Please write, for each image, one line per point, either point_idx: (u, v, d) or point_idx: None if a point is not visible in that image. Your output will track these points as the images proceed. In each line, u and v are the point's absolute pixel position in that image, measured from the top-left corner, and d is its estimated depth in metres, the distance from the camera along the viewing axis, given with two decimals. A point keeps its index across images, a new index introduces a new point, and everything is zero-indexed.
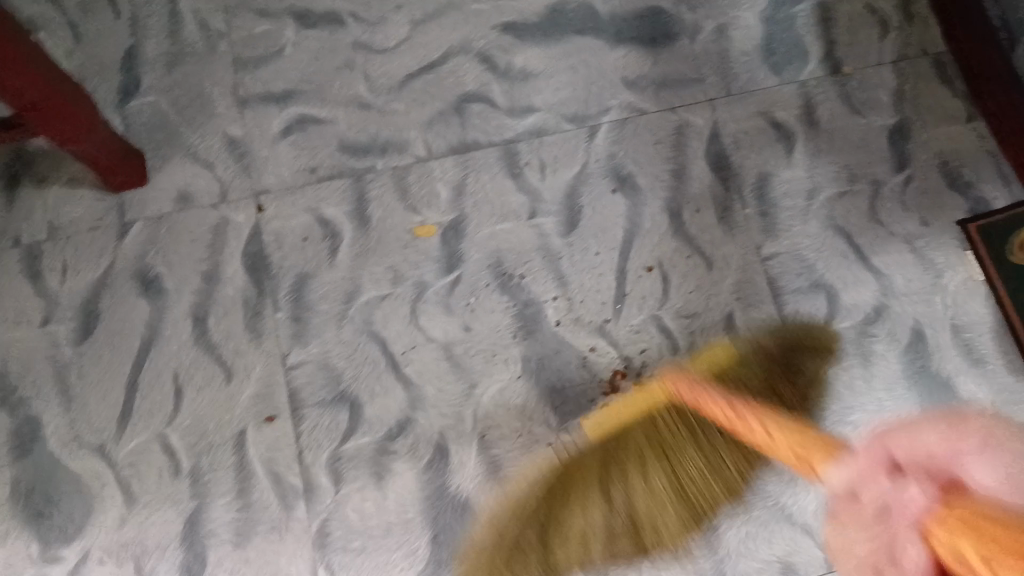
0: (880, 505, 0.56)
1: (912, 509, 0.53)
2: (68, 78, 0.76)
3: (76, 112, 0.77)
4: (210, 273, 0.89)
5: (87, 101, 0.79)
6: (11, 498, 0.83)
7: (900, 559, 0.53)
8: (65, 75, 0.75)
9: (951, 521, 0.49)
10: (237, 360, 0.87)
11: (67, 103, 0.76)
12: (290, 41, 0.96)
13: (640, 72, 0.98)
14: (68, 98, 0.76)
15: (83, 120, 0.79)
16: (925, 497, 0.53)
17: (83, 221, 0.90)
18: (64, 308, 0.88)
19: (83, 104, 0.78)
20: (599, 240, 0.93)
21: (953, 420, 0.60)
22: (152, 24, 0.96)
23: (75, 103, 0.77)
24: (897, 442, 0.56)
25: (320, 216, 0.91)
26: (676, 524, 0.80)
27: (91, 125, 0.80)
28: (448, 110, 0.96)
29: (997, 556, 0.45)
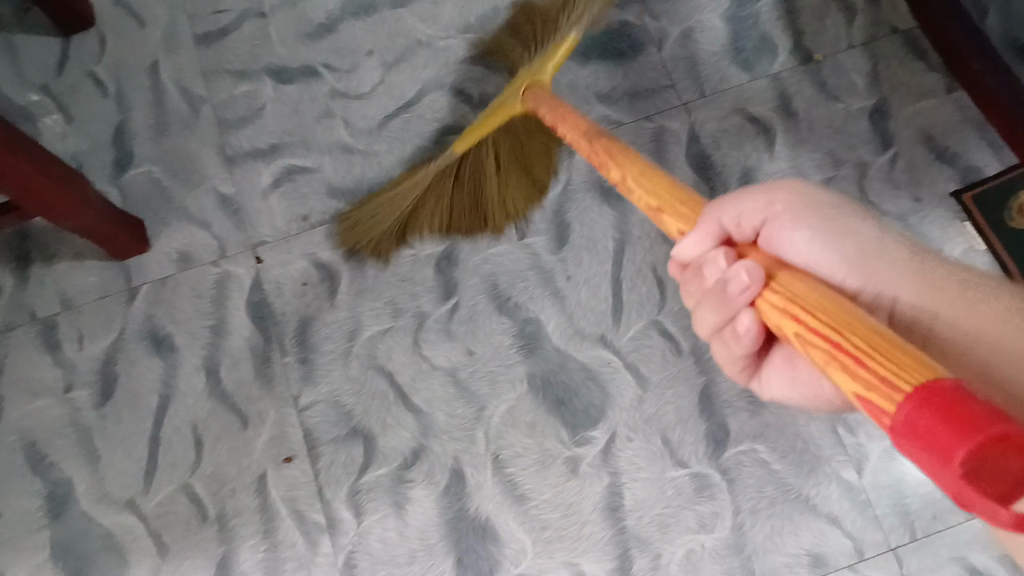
0: (721, 282, 0.52)
1: (744, 296, 0.49)
2: (59, 161, 0.82)
3: (62, 189, 0.82)
4: (217, 326, 0.93)
5: (76, 178, 0.84)
6: (51, 560, 0.85)
7: (738, 326, 0.52)
8: (49, 154, 0.80)
9: (780, 307, 0.47)
10: (250, 406, 0.89)
11: (51, 181, 0.81)
12: (270, 98, 1.02)
13: (612, 85, 1.01)
14: (52, 176, 0.81)
15: (73, 195, 0.83)
16: (754, 282, 0.49)
17: (93, 290, 0.94)
18: (83, 373, 0.91)
19: (71, 181, 0.83)
20: (591, 252, 0.95)
21: (779, 185, 0.57)
22: (138, 99, 1.03)
23: (61, 181, 0.82)
24: (726, 214, 0.56)
25: (316, 260, 0.95)
26: (519, 190, 0.94)
27: (83, 200, 0.85)
28: (427, 144, 1.00)
29: (833, 363, 0.41)
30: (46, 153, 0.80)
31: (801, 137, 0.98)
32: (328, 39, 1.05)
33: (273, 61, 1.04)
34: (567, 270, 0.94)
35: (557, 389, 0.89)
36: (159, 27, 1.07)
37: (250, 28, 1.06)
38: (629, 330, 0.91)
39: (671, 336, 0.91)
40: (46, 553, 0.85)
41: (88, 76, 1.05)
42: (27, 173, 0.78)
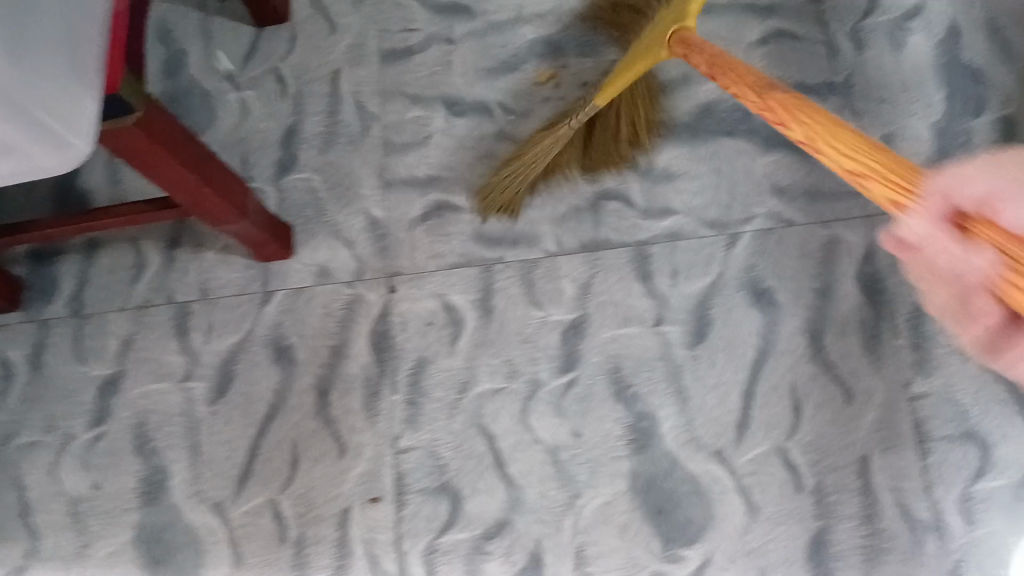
0: (940, 209, 0.49)
1: (938, 210, 0.50)
2: (234, 174, 0.87)
3: (227, 202, 0.85)
4: (337, 347, 0.96)
5: (239, 189, 0.88)
6: (136, 541, 0.92)
7: (986, 200, 0.47)
8: (222, 169, 0.84)
9: (972, 217, 0.48)
10: (352, 436, 0.92)
11: (219, 194, 0.84)
12: (438, 128, 1.02)
13: (791, 179, 0.93)
14: (220, 189, 0.84)
15: (234, 207, 0.87)
16: (925, 221, 0.50)
17: (231, 286, 1.00)
18: (203, 366, 0.98)
19: (234, 192, 0.87)
20: (726, 356, 0.88)
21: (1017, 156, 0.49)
22: (313, 104, 1.05)
23: (227, 193, 0.85)
24: (947, 181, 0.49)
25: (446, 302, 0.95)
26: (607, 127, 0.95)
27: (243, 212, 0.89)
28: (583, 207, 0.97)
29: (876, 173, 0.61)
30: (219, 167, 0.84)
31: None
32: (505, 78, 1.03)
33: (448, 91, 1.03)
34: (697, 370, 0.88)
35: (658, 496, 0.84)
36: (347, 36, 1.07)
37: (434, 53, 1.05)
38: (749, 452, 0.84)
39: (794, 469, 0.83)
40: (133, 533, 0.92)
41: (271, 73, 1.07)
42: (202, 185, 0.82)
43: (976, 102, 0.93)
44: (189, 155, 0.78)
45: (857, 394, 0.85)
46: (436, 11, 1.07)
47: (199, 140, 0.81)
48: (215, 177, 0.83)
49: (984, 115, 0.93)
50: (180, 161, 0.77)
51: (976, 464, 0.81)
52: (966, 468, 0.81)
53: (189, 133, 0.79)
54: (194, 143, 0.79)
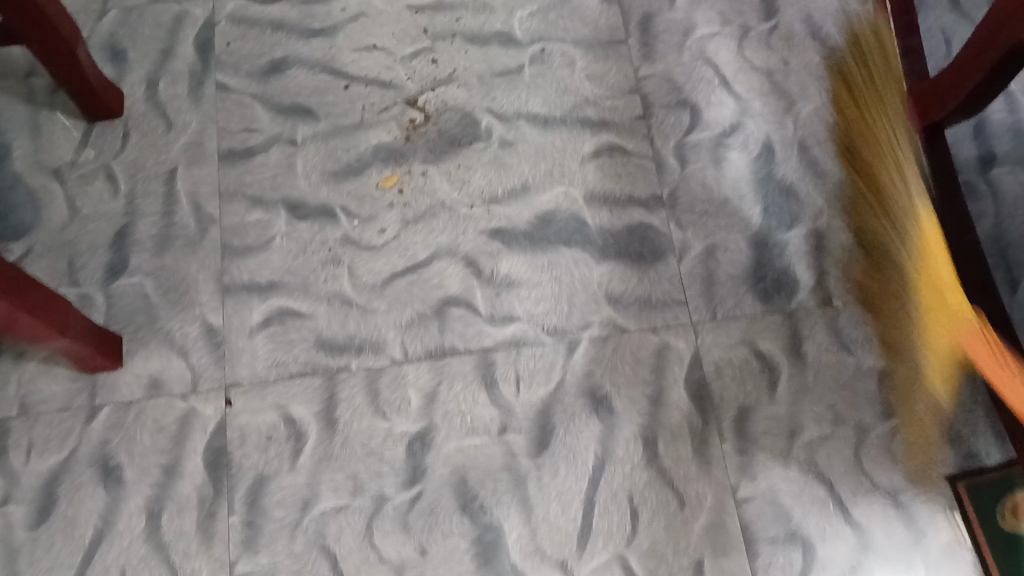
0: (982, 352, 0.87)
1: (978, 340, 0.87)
2: (55, 293, 0.82)
3: (46, 320, 0.79)
4: (169, 466, 0.90)
5: (60, 305, 0.82)
6: None
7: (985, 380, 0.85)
8: (39, 287, 0.78)
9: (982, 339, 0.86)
10: (184, 564, 0.87)
11: (36, 312, 0.78)
12: (280, 232, 1.01)
13: (624, 288, 0.98)
14: (38, 309, 0.78)
15: (54, 324, 0.81)
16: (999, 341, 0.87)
17: (55, 399, 0.92)
18: (24, 489, 0.89)
19: (54, 310, 0.81)
20: (569, 465, 0.91)
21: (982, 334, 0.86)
22: (147, 205, 1.02)
23: (45, 312, 0.79)
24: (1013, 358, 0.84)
25: (287, 415, 0.93)
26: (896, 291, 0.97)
27: (64, 329, 0.83)
28: (428, 313, 0.97)
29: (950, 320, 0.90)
30: (36, 284, 0.78)
31: (804, 386, 0.94)
32: (351, 182, 1.03)
33: (292, 194, 1.03)
34: (541, 479, 0.90)
35: None
36: (186, 134, 1.05)
37: (276, 154, 1.05)
38: (590, 563, 0.87)
39: None
40: None
41: (102, 171, 1.03)
42: (16, 307, 0.75)
43: (786, 216, 1.02)
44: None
45: (689, 499, 0.89)
46: (279, 111, 1.07)
47: (8, 263, 0.75)
48: (30, 296, 0.77)
49: (794, 228, 1.01)
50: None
51: (800, 564, 0.87)
52: (794, 568, 0.87)
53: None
54: (2, 261, 0.74)
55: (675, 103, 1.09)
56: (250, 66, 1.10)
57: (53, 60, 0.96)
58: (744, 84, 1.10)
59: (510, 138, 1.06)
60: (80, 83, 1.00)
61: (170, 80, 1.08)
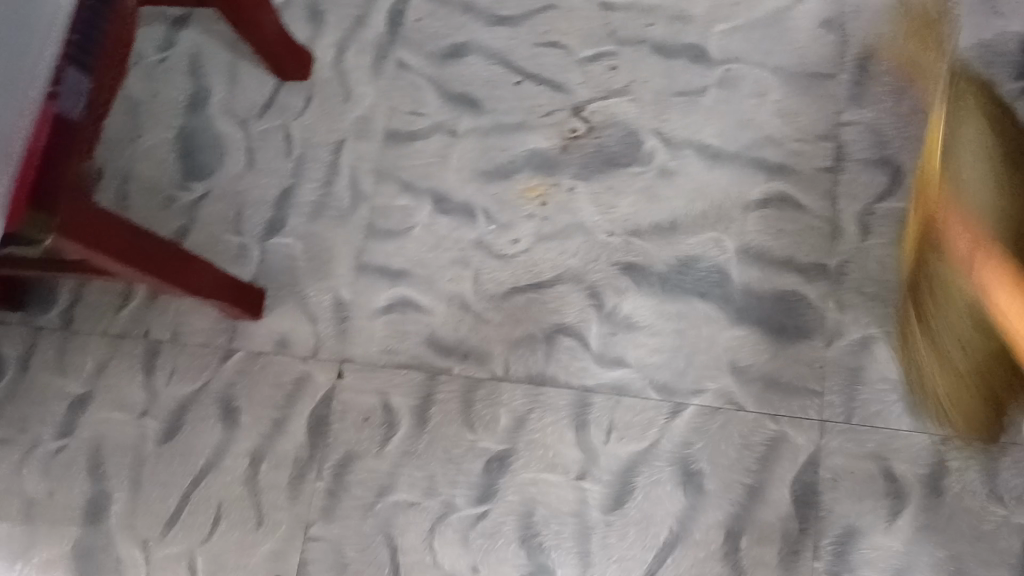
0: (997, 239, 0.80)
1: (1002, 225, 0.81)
2: (191, 255, 0.91)
3: (178, 280, 0.89)
4: (277, 421, 0.97)
5: (191, 265, 0.91)
6: (70, 555, 0.96)
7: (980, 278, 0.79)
8: (172, 251, 0.88)
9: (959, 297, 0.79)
10: (270, 513, 0.94)
11: (167, 275, 0.87)
12: (421, 222, 1.03)
13: (752, 360, 0.89)
14: (170, 270, 0.88)
15: (184, 284, 0.90)
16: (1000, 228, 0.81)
17: (199, 335, 1.03)
18: (160, 406, 1.00)
19: (183, 271, 0.90)
20: (639, 532, 0.86)
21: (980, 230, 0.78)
22: (312, 169, 1.08)
23: (174, 273, 0.88)
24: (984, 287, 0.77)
25: (386, 402, 0.96)
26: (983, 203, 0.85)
27: (193, 288, 0.92)
28: (538, 336, 0.95)
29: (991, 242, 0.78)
30: (169, 248, 0.87)
31: (932, 526, 0.82)
32: (499, 184, 1.03)
33: (440, 186, 1.04)
34: (607, 537, 0.86)
35: None
36: (359, 107, 1.09)
37: (436, 142, 1.06)
38: None
39: None
40: (68, 548, 0.96)
41: (281, 130, 1.10)
42: (149, 270, 0.85)
43: None
44: (132, 245, 0.81)
45: None
46: (449, 98, 1.08)
47: (146, 229, 0.84)
48: (165, 261, 0.86)
49: None
50: (123, 253, 0.80)
51: None
52: None
53: (134, 226, 0.82)
54: (139, 233, 0.82)
55: (875, 161, 0.95)
56: (433, 47, 1.11)
57: (237, 19, 1.00)
58: None
59: (671, 168, 0.99)
60: (264, 40, 1.04)
61: (357, 48, 1.12)
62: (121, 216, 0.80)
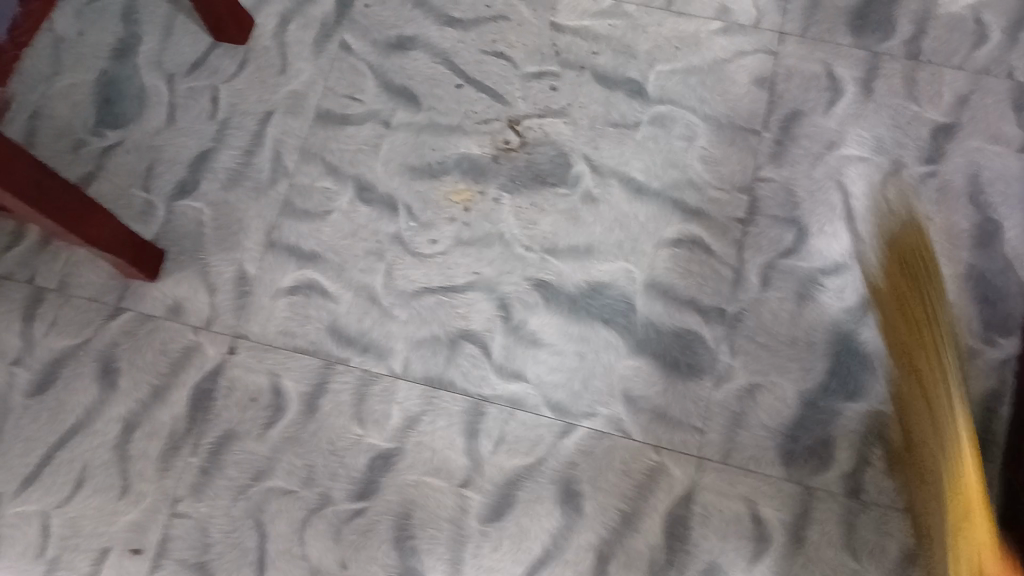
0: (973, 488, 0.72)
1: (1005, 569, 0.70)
2: (96, 206, 0.86)
3: (76, 229, 0.84)
4: (158, 389, 0.94)
5: (95, 215, 0.86)
6: None
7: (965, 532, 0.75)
8: (77, 198, 0.83)
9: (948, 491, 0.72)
10: (136, 483, 0.90)
11: (68, 222, 0.83)
12: (341, 208, 1.01)
13: (646, 391, 0.92)
14: (71, 218, 0.83)
15: (81, 231, 0.85)
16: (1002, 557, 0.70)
17: (87, 288, 0.98)
18: (32, 357, 0.95)
19: (86, 220, 0.85)
20: (513, 545, 0.87)
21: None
22: (235, 137, 1.04)
23: (75, 221, 0.84)
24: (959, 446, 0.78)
25: (276, 385, 0.94)
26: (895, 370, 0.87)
27: (93, 239, 0.87)
28: (442, 339, 0.95)
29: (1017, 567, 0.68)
30: (74, 194, 0.83)
31: (787, 570, 0.86)
32: (425, 183, 1.02)
33: (367, 175, 1.03)
34: (480, 547, 0.87)
35: None
36: (295, 82, 1.07)
37: (369, 131, 1.05)
38: None
39: None
40: None
41: (209, 91, 1.06)
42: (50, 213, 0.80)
43: (853, 386, 0.92)
44: (32, 184, 0.77)
45: None
46: (388, 89, 1.07)
47: (53, 169, 0.80)
48: (66, 206, 0.82)
49: (855, 402, 0.91)
50: (21, 190, 0.75)
51: None
52: None
53: (40, 164, 0.78)
54: (41, 172, 0.78)
55: (785, 220, 0.99)
56: (379, 35, 1.09)
57: None
58: (868, 227, 0.99)
59: (595, 194, 1.01)
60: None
61: (301, 23, 1.10)
62: (27, 150, 0.76)
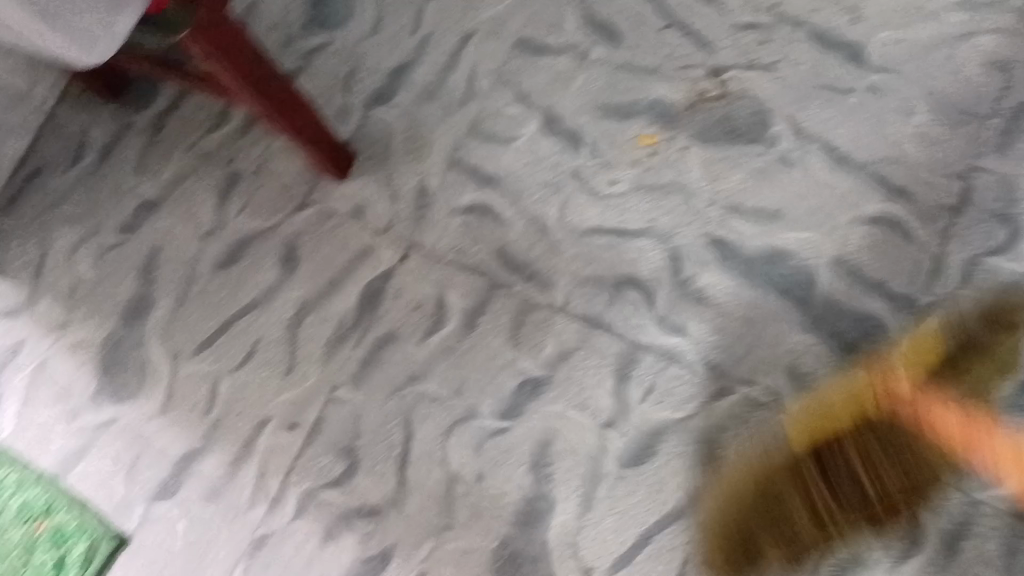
0: None
1: None
2: (300, 98, 0.92)
3: (279, 115, 0.90)
4: (332, 281, 0.99)
5: (297, 106, 0.92)
6: (108, 341, 0.99)
7: None
8: (284, 86, 0.89)
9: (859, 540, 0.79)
10: (302, 364, 0.96)
11: (272, 106, 0.89)
12: (525, 136, 1.02)
13: (813, 369, 0.88)
14: (276, 104, 0.89)
15: (283, 118, 0.91)
16: None
17: (282, 177, 1.04)
18: (226, 233, 1.02)
19: (288, 109, 0.91)
20: (648, 494, 0.86)
21: None
22: (435, 53, 1.07)
23: (279, 107, 0.90)
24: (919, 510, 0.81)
25: (441, 297, 0.97)
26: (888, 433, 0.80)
27: (292, 127, 0.93)
28: (607, 281, 0.95)
29: None
30: (281, 81, 0.88)
31: None
32: (612, 123, 1.01)
33: (556, 107, 1.03)
34: (614, 489, 0.87)
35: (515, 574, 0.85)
36: (498, 7, 1.08)
37: (564, 63, 1.04)
38: None
39: None
40: (109, 334, 1.00)
41: (417, 7, 1.09)
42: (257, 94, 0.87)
43: None
44: (244, 64, 0.83)
45: None
46: (590, 24, 1.06)
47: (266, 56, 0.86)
48: (271, 92, 0.88)
49: None
50: (234, 65, 0.82)
51: None
52: None
53: (256, 47, 0.84)
54: (256, 54, 0.84)
55: (998, 215, 0.91)
56: None
57: None
58: None
59: (789, 157, 0.97)
60: None
61: None
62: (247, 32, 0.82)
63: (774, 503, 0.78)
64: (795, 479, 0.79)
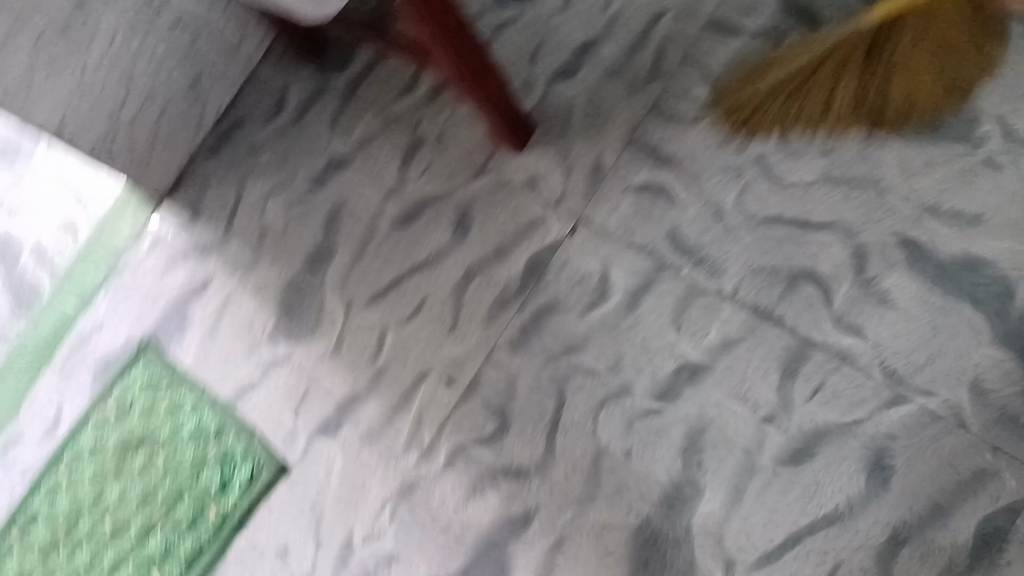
0: None
1: None
2: (495, 69, 0.90)
3: (471, 86, 0.89)
4: (500, 248, 1.01)
5: (491, 79, 0.90)
6: (290, 283, 1.07)
7: None
8: (484, 60, 0.87)
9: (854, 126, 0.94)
10: (464, 324, 0.99)
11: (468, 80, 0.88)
12: (709, 120, 0.99)
13: (999, 389, 0.83)
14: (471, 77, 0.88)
15: (475, 89, 0.90)
16: None
17: (461, 143, 1.07)
18: (405, 192, 1.06)
19: (482, 81, 0.90)
20: (803, 495, 0.84)
21: None
22: (623, 30, 1.06)
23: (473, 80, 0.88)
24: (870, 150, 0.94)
25: (606, 273, 0.96)
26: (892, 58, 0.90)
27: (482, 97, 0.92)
28: (781, 274, 0.91)
29: None
30: (481, 57, 0.86)
31: None
32: None
33: None
34: (767, 486, 0.85)
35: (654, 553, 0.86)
36: None
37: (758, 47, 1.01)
38: None
39: None
40: (291, 277, 1.07)
41: None
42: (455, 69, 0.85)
43: None
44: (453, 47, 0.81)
45: None
46: (790, 9, 1.01)
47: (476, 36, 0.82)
48: (470, 68, 0.86)
49: None
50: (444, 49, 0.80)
51: None
52: None
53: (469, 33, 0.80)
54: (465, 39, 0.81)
55: None
56: None
57: None
58: None
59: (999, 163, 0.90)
60: None
61: None
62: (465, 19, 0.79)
63: (805, 80, 0.93)
64: (855, 64, 0.90)
